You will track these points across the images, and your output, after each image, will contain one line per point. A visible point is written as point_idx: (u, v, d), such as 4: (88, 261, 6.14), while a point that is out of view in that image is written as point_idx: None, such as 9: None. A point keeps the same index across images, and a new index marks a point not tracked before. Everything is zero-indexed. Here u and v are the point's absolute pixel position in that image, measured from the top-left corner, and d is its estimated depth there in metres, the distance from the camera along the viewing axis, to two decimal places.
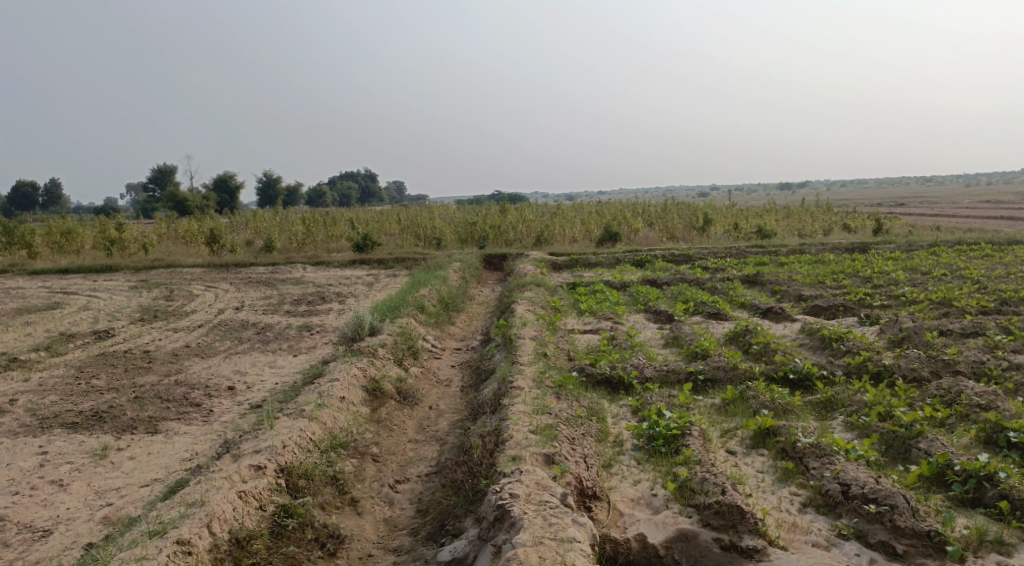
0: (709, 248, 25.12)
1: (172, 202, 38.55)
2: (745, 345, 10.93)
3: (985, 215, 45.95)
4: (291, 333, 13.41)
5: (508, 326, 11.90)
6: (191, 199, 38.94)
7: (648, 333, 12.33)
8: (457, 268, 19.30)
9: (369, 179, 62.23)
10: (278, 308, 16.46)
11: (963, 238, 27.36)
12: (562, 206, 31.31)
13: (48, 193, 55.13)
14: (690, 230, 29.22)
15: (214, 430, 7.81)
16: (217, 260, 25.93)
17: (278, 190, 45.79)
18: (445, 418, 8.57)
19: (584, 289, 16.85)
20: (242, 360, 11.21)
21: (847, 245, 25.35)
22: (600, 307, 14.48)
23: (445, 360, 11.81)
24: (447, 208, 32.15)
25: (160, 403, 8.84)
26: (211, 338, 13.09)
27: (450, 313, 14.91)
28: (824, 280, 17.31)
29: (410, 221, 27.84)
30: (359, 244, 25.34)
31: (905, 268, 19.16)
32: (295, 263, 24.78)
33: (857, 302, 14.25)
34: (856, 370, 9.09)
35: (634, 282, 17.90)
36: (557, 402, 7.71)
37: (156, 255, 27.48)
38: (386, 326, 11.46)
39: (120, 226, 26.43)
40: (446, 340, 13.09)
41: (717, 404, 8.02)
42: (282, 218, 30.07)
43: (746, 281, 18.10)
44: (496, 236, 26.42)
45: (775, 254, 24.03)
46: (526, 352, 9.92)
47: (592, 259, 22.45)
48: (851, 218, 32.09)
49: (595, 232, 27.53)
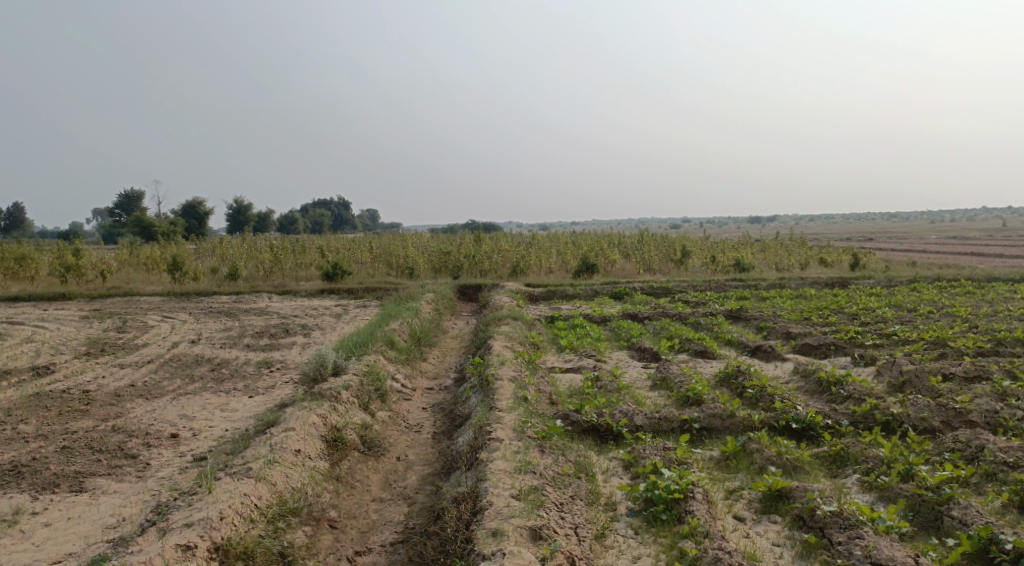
0: (689, 281, 24.53)
1: (137, 228, 37.28)
2: (739, 388, 10.19)
3: (953, 250, 46.34)
4: (249, 370, 12.42)
5: (483, 366, 11.03)
6: (157, 224, 37.69)
7: (634, 373, 11.56)
8: (430, 299, 18.44)
9: (341, 207, 61.22)
10: (237, 342, 15.43)
11: (941, 273, 27.12)
12: (538, 235, 30.60)
13: (9, 217, 53.29)
14: (667, 262, 28.70)
15: (147, 489, 6.85)
16: (178, 288, 24.77)
17: (248, 216, 44.66)
18: (415, 472, 7.68)
19: (563, 323, 16.05)
20: (190, 402, 10.21)
21: (826, 279, 24.95)
22: (581, 344, 13.70)
23: (415, 402, 10.91)
24: (421, 236, 31.31)
25: (91, 454, 7.85)
26: (161, 376, 12.06)
27: (422, 348, 14.01)
28: (810, 316, 16.73)
29: (382, 249, 26.95)
30: (328, 273, 24.39)
31: (890, 305, 18.68)
32: (261, 292, 23.74)
33: (848, 340, 13.64)
34: (862, 418, 8.36)
35: (614, 316, 17.16)
36: (541, 457, 6.88)
37: (115, 283, 26.24)
38: (352, 363, 10.54)
39: (78, 251, 25.21)
40: (417, 379, 12.20)
41: (716, 458, 7.25)
42: (249, 244, 29.00)
43: (730, 316, 17.47)
44: (471, 267, 25.61)
45: (756, 288, 23.53)
46: (504, 396, 9.06)
47: (569, 291, 21.73)
48: (828, 252, 31.84)
49: (571, 263, 26.85)
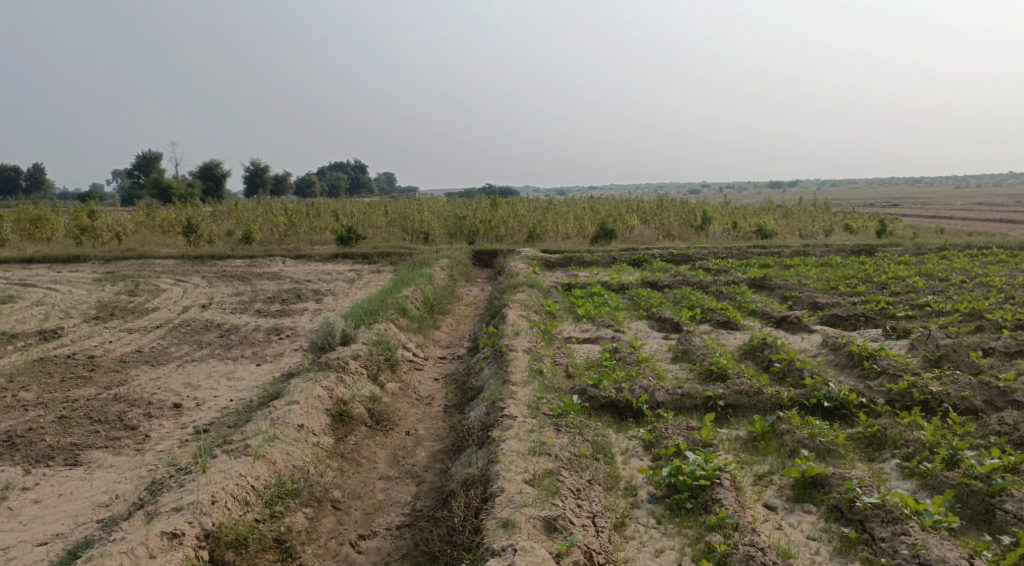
0: (710, 248, 23.91)
1: (156, 190, 37.10)
2: (765, 362, 9.72)
3: (980, 217, 45.18)
4: (258, 336, 12.10)
5: (498, 336, 10.64)
6: (174, 186, 37.42)
7: (654, 344, 11.13)
8: (445, 265, 18.03)
9: (358, 170, 60.72)
10: (248, 307, 15.11)
11: (971, 241, 26.26)
12: (555, 200, 29.98)
13: (30, 178, 53.21)
14: (687, 228, 28.04)
15: (144, 464, 6.54)
16: (192, 251, 24.52)
17: (266, 179, 44.33)
18: (425, 448, 7.34)
19: (581, 291, 15.60)
20: (196, 370, 9.89)
21: (852, 247, 24.24)
22: (599, 313, 13.26)
23: (427, 372, 10.56)
24: (437, 200, 30.81)
25: (90, 424, 7.56)
26: (168, 342, 11.77)
27: (435, 316, 13.63)
28: (837, 286, 16.14)
29: (397, 213, 26.51)
30: (343, 237, 24.02)
31: (920, 274, 18.02)
32: (275, 256, 23.44)
33: (878, 312, 13.08)
34: (898, 396, 7.89)
35: (633, 284, 16.67)
36: (557, 436, 6.50)
37: (130, 245, 26.06)
38: (362, 332, 10.17)
39: (93, 213, 24.98)
40: (429, 348, 11.85)
41: (743, 438, 6.83)
42: (263, 207, 28.65)
43: (753, 284, 16.91)
44: (487, 232, 25.12)
45: (779, 255, 22.90)
46: (519, 369, 8.66)
47: (587, 257, 21.23)
48: (853, 219, 31.00)
49: (589, 229, 26.30)
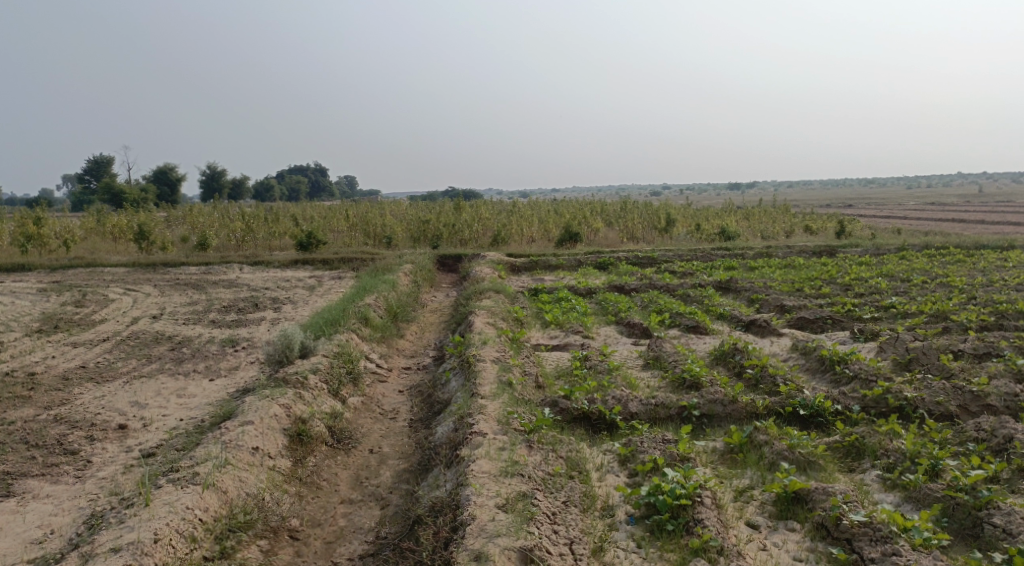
0: (674, 250, 23.85)
1: (108, 195, 35.92)
2: (737, 368, 9.54)
3: (934, 217, 46.14)
4: (212, 349, 11.58)
5: (464, 345, 10.29)
6: (128, 191, 36.29)
7: (623, 350, 10.91)
8: (408, 270, 17.62)
9: (319, 174, 59.74)
10: (203, 317, 14.53)
11: (929, 241, 26.62)
12: (518, 203, 29.71)
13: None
14: (651, 230, 27.99)
15: (84, 493, 6.10)
16: (145, 258, 23.69)
17: (223, 183, 43.32)
18: (389, 467, 6.98)
19: (547, 296, 15.33)
20: (144, 387, 9.37)
21: (814, 248, 24.40)
22: (567, 319, 13.00)
23: (391, 384, 10.18)
24: (400, 203, 30.32)
25: (26, 449, 7.06)
26: (116, 356, 11.20)
27: (398, 324, 13.23)
28: (802, 288, 16.11)
29: (358, 217, 25.96)
30: (302, 242, 23.42)
31: (882, 274, 18.13)
32: (232, 262, 22.76)
33: (845, 314, 13.04)
34: (873, 403, 7.74)
35: (600, 288, 16.46)
36: (529, 454, 6.21)
37: (79, 253, 25.10)
38: (322, 344, 9.73)
39: (39, 220, 23.97)
40: (393, 358, 11.46)
41: (720, 450, 6.61)
42: (220, 212, 27.83)
43: (719, 287, 16.82)
44: (450, 236, 24.74)
45: (742, 257, 22.94)
46: (487, 381, 8.33)
47: (552, 261, 20.98)
48: (813, 220, 31.28)
49: (553, 232, 26.10)
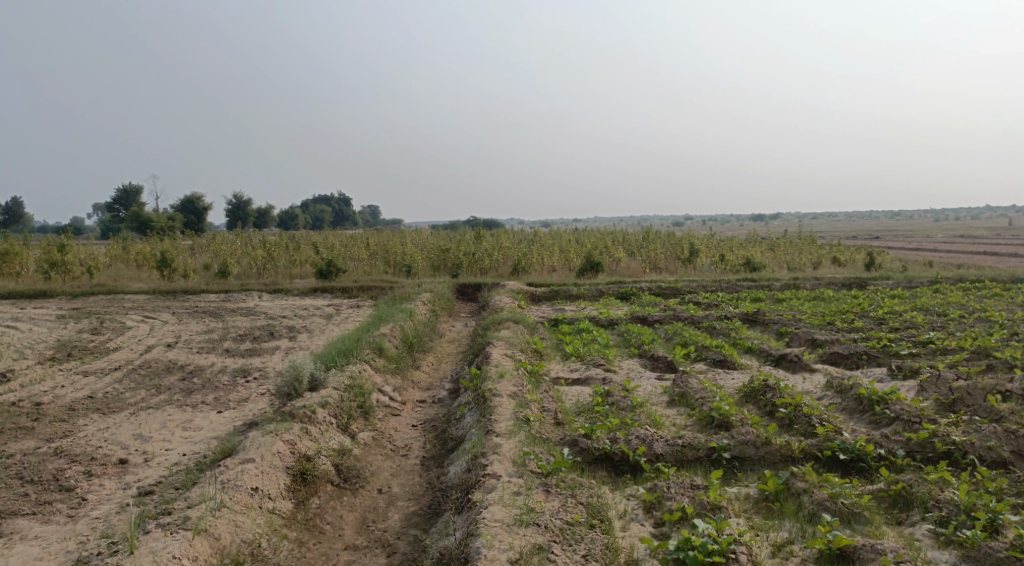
0: (699, 281, 23.34)
1: (136, 222, 36.17)
2: (768, 407, 9.02)
3: (964, 250, 45.11)
4: (224, 379, 11.27)
5: (481, 379, 9.88)
6: (155, 219, 36.54)
7: (647, 385, 10.44)
8: (427, 300, 17.30)
9: (342, 203, 60.03)
10: (217, 346, 14.26)
11: (963, 274, 25.83)
12: (540, 232, 29.40)
13: (7, 211, 52.04)
14: (674, 261, 27.50)
15: (73, 535, 5.79)
16: (166, 285, 23.62)
17: (249, 212, 43.57)
18: (398, 510, 6.56)
19: (568, 328, 14.91)
20: (150, 419, 9.05)
21: (843, 280, 23.76)
22: (588, 351, 12.55)
23: (404, 418, 9.78)
24: (421, 232, 30.13)
25: (21, 486, 6.76)
26: (126, 386, 10.92)
27: (415, 355, 12.86)
28: (833, 321, 15.54)
29: (379, 246, 25.77)
30: (322, 270, 23.25)
31: (916, 308, 17.48)
32: (251, 290, 22.61)
33: (880, 349, 12.47)
34: (919, 447, 7.21)
35: (622, 319, 16.01)
36: (547, 501, 5.81)
37: (102, 280, 25.11)
38: (333, 375, 9.35)
39: (63, 247, 24.02)
40: (408, 391, 11.08)
41: (754, 497, 6.14)
42: (242, 240, 27.81)
43: (746, 320, 16.29)
44: (471, 265, 24.46)
45: (769, 289, 22.36)
46: (504, 417, 7.90)
47: (574, 291, 20.56)
48: (841, 252, 30.59)
49: (575, 262, 25.73)
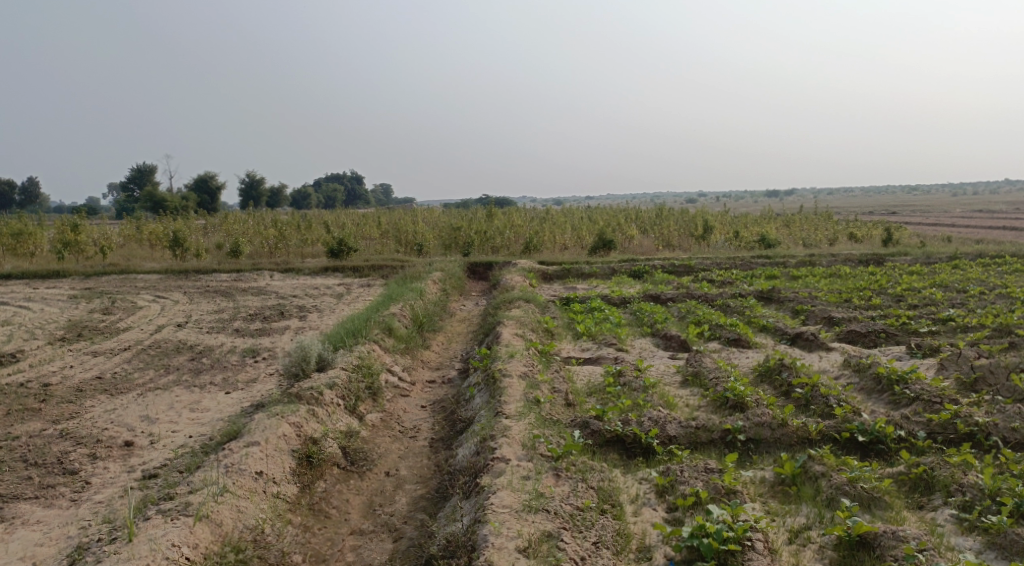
0: (713, 258, 23.06)
1: (149, 202, 36.18)
2: (784, 387, 8.82)
3: (983, 225, 44.40)
4: (232, 359, 11.19)
5: (491, 359, 9.73)
6: (169, 199, 36.57)
7: (660, 365, 10.27)
8: (437, 278, 17.16)
9: (355, 182, 59.88)
10: (227, 326, 14.19)
11: (982, 249, 25.37)
12: (552, 210, 29.15)
13: (24, 192, 52.22)
14: (688, 238, 27.20)
15: (75, 519, 5.75)
16: (178, 265, 23.61)
17: (262, 191, 43.53)
18: (405, 493, 6.45)
19: (580, 306, 14.74)
20: (157, 400, 8.98)
21: (859, 256, 23.40)
22: (600, 330, 12.38)
23: (413, 399, 9.67)
24: (432, 210, 29.94)
25: (25, 470, 6.70)
26: (134, 366, 10.86)
27: (425, 335, 12.74)
28: (850, 298, 15.27)
29: (390, 224, 25.63)
30: (334, 249, 23.15)
31: (936, 285, 17.16)
32: (262, 270, 22.56)
33: (899, 327, 12.22)
34: (940, 428, 7.01)
35: (635, 297, 15.80)
36: (557, 486, 5.68)
37: (114, 260, 25.13)
38: (341, 356, 9.22)
39: (76, 227, 24.03)
40: (417, 371, 10.98)
41: (770, 481, 5.99)
42: (254, 219, 27.74)
43: (761, 297, 16.04)
44: (482, 243, 24.28)
45: (784, 266, 22.07)
46: (513, 399, 7.76)
47: (586, 269, 20.35)
48: (857, 228, 30.15)
49: (587, 239, 25.49)
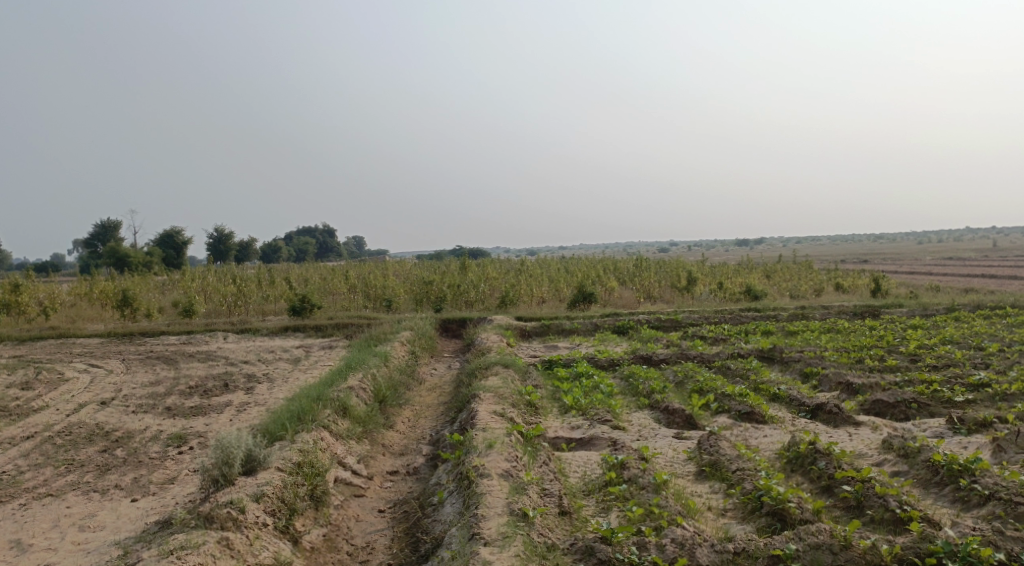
0: (700, 312, 21.59)
1: (112, 258, 34.07)
2: (824, 480, 7.17)
3: (959, 274, 43.88)
4: (153, 450, 9.28)
5: (463, 449, 7.98)
6: (132, 255, 34.51)
7: (667, 449, 8.59)
8: (405, 339, 15.41)
9: (325, 234, 57.96)
10: (160, 402, 12.27)
11: (979, 299, 24.18)
12: (527, 261, 27.61)
13: None
14: (671, 290, 25.74)
15: None
16: (124, 326, 21.56)
17: (230, 245, 41.59)
18: None
19: (565, 371, 13.06)
20: (40, 515, 7.11)
21: (854, 308, 22.06)
22: (590, 403, 10.68)
23: (370, 501, 7.87)
24: (403, 263, 28.27)
25: None
26: (33, 462, 8.96)
27: (387, 412, 10.93)
28: (862, 359, 13.80)
29: (358, 279, 23.88)
30: (295, 307, 21.31)
31: (948, 341, 15.77)
32: (216, 330, 20.65)
33: (930, 395, 10.71)
34: None
35: (624, 359, 14.15)
36: None
37: (58, 321, 23.00)
38: (276, 451, 7.34)
39: (18, 286, 21.89)
40: (376, 458, 9.19)
41: None
42: (213, 274, 25.82)
43: (763, 357, 14.51)
44: (455, 298, 22.58)
45: (776, 320, 20.69)
46: (495, 513, 6.06)
47: (567, 325, 18.74)
48: (846, 278, 28.96)
49: (566, 292, 23.93)
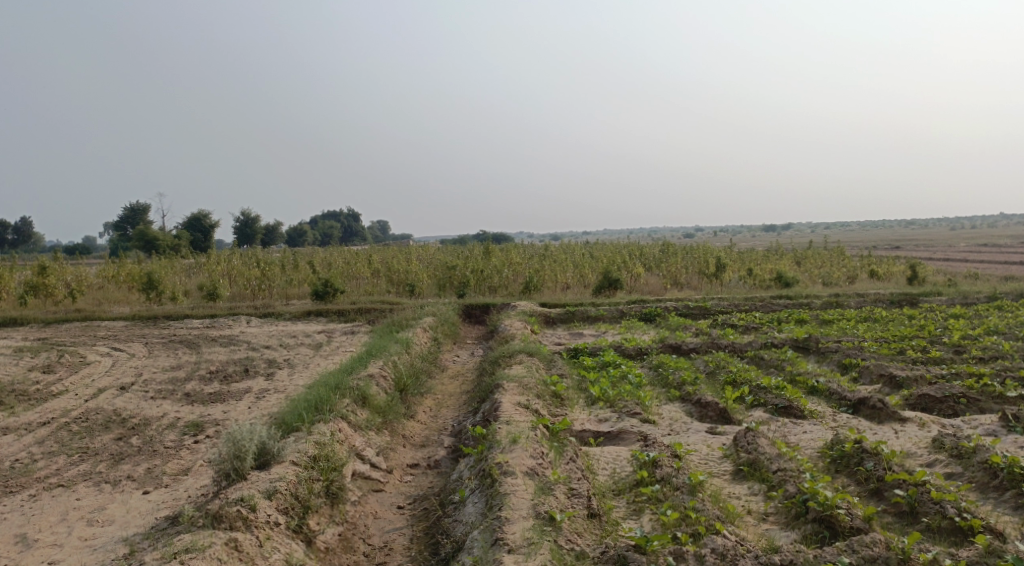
0: (729, 299, 21.01)
1: (139, 241, 34.14)
2: (873, 483, 6.68)
3: (995, 259, 42.65)
4: (169, 438, 9.02)
5: (487, 443, 7.60)
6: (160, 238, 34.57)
7: (701, 445, 8.14)
8: (427, 324, 15.07)
9: (349, 218, 57.89)
10: (179, 388, 12.03)
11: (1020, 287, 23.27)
12: (552, 247, 27.15)
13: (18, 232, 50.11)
14: (699, 276, 25.13)
15: None
16: (148, 310, 21.47)
17: (256, 229, 41.57)
18: None
19: (592, 360, 12.63)
20: (49, 508, 6.85)
21: (890, 296, 21.32)
22: (619, 395, 10.25)
23: (389, 497, 7.53)
24: (426, 247, 27.92)
25: None
26: (47, 450, 8.72)
27: (409, 401, 10.59)
28: (903, 350, 13.20)
29: (381, 264, 23.59)
30: (318, 291, 21.07)
31: (992, 331, 15.08)
32: (239, 314, 20.50)
33: (980, 389, 10.13)
34: None
35: (653, 348, 13.68)
36: None
37: (85, 304, 22.98)
38: (291, 444, 6.99)
39: (44, 269, 21.89)
40: (396, 450, 8.86)
41: None
42: (237, 257, 25.69)
43: (798, 347, 13.94)
44: (478, 283, 22.21)
45: (809, 307, 20.05)
46: (521, 516, 5.70)
47: (592, 312, 18.28)
48: (880, 265, 28.10)
49: (591, 278, 23.42)
